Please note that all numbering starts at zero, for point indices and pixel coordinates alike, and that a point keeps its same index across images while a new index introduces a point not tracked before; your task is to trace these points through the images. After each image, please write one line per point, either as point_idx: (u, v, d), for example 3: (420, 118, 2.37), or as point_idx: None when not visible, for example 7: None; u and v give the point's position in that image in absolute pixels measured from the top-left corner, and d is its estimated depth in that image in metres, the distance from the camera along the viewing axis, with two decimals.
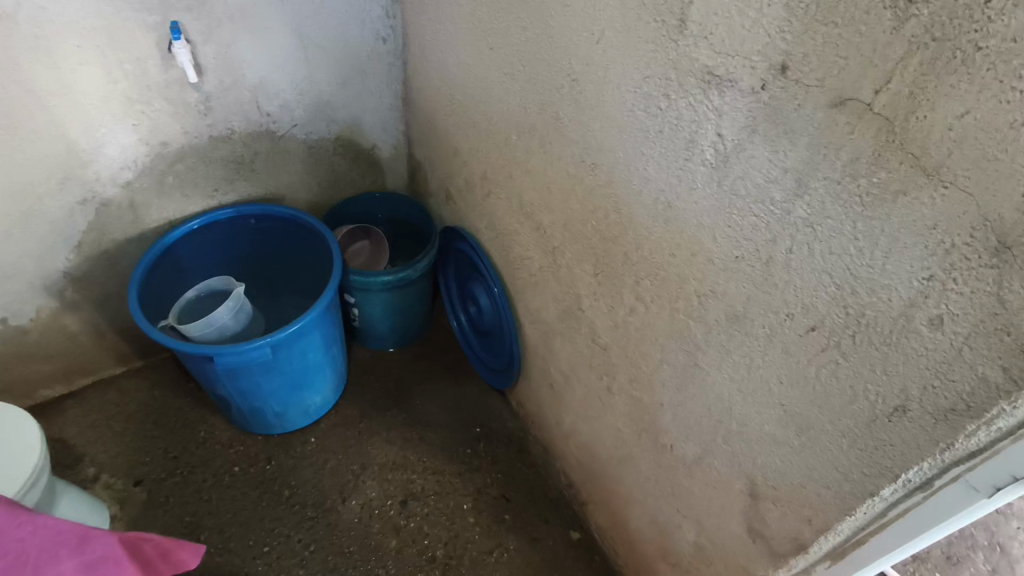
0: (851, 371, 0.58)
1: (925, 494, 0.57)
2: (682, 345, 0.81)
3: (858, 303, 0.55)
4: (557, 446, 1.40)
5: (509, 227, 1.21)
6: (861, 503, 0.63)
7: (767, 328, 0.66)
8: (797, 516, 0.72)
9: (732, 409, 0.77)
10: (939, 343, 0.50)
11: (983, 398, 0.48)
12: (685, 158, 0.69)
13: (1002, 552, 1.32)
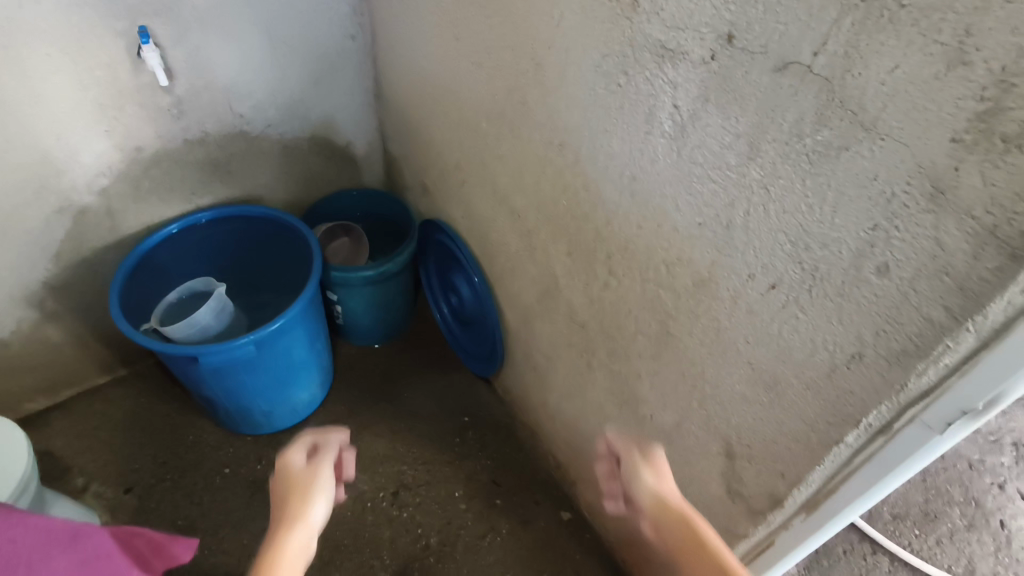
0: (810, 324, 0.61)
1: (885, 437, 0.60)
2: (655, 315, 0.84)
3: (812, 258, 0.58)
4: (544, 429, 1.42)
5: (485, 214, 1.23)
6: (828, 452, 0.66)
7: (732, 290, 0.69)
8: (771, 472, 0.75)
9: (704, 373, 0.79)
10: (887, 290, 0.52)
11: (929, 337, 0.51)
12: (646, 131, 0.71)
13: (978, 506, 1.37)
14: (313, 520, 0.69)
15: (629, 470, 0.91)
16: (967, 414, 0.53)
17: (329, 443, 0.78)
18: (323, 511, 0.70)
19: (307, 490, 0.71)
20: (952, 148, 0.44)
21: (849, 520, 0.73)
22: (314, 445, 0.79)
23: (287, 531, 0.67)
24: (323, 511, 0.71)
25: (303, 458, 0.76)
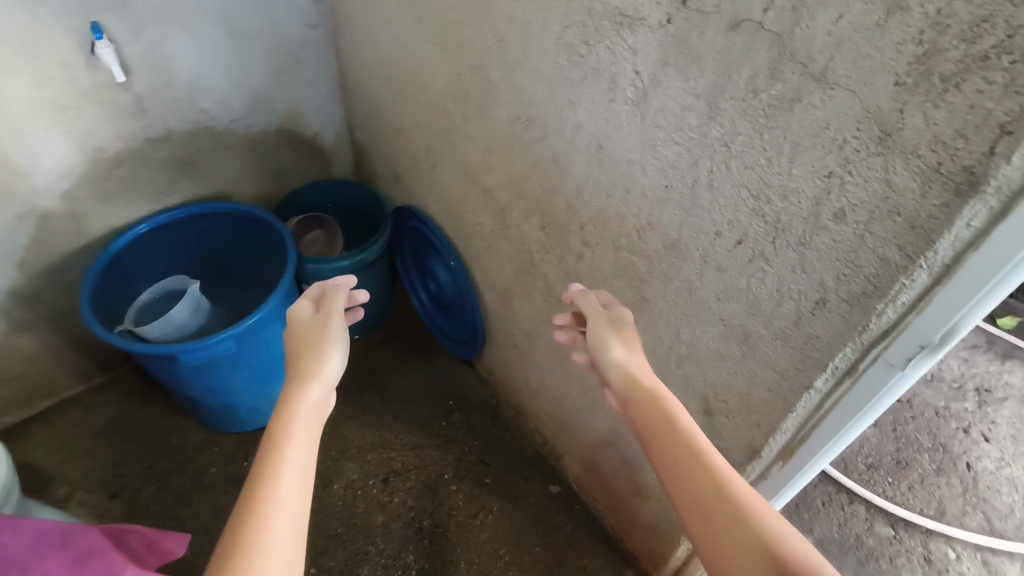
0: (776, 275, 0.63)
1: (851, 379, 0.63)
2: (629, 281, 0.86)
3: (774, 210, 0.60)
4: (529, 406, 1.45)
5: (457, 196, 1.24)
6: (799, 399, 0.69)
7: (701, 250, 0.71)
8: (747, 423, 0.78)
9: (679, 333, 0.82)
10: (845, 234, 0.55)
11: (886, 277, 0.54)
12: (610, 99, 0.73)
13: (945, 451, 1.48)
14: (329, 363, 0.71)
15: (592, 331, 0.78)
16: (926, 347, 0.56)
17: (333, 293, 0.79)
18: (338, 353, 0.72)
19: (318, 337, 0.73)
20: (896, 92, 0.46)
21: (824, 463, 0.76)
22: (319, 296, 0.80)
23: (303, 374, 0.68)
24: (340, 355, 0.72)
25: (312, 310, 0.77)
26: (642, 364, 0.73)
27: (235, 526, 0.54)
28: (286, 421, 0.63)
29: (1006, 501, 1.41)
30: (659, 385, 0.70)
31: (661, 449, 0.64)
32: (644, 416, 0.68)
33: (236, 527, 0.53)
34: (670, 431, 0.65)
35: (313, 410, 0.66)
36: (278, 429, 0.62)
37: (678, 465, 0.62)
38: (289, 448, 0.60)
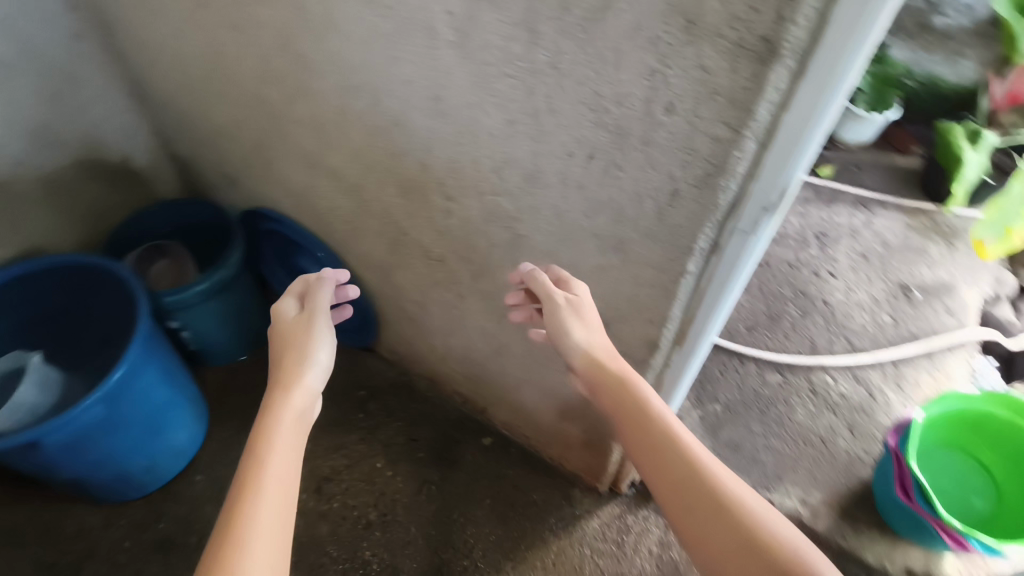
0: (631, 179, 0.67)
1: (716, 255, 0.69)
2: (501, 223, 0.87)
3: (613, 119, 0.62)
4: (440, 372, 1.45)
5: (305, 184, 1.17)
6: (678, 286, 0.74)
7: (558, 174, 0.73)
8: (641, 322, 0.83)
9: (560, 259, 0.84)
10: (678, 125, 0.59)
11: (722, 154, 0.58)
12: (431, 46, 0.71)
13: (806, 296, 1.69)
14: (316, 358, 0.78)
15: (548, 312, 0.79)
16: (771, 207, 0.62)
17: (318, 292, 0.85)
18: (324, 346, 0.79)
19: (307, 335, 0.80)
20: None
21: (712, 336, 0.83)
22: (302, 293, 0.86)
23: (290, 374, 0.76)
24: (327, 348, 0.80)
25: (296, 313, 0.83)
26: (609, 350, 0.77)
27: (230, 505, 0.63)
28: (273, 423, 0.71)
29: (859, 322, 1.64)
30: (630, 372, 0.74)
31: (643, 439, 0.69)
32: (623, 405, 0.72)
33: (225, 521, 0.61)
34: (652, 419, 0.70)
35: (295, 414, 0.73)
36: (260, 441, 0.69)
37: (664, 461, 0.67)
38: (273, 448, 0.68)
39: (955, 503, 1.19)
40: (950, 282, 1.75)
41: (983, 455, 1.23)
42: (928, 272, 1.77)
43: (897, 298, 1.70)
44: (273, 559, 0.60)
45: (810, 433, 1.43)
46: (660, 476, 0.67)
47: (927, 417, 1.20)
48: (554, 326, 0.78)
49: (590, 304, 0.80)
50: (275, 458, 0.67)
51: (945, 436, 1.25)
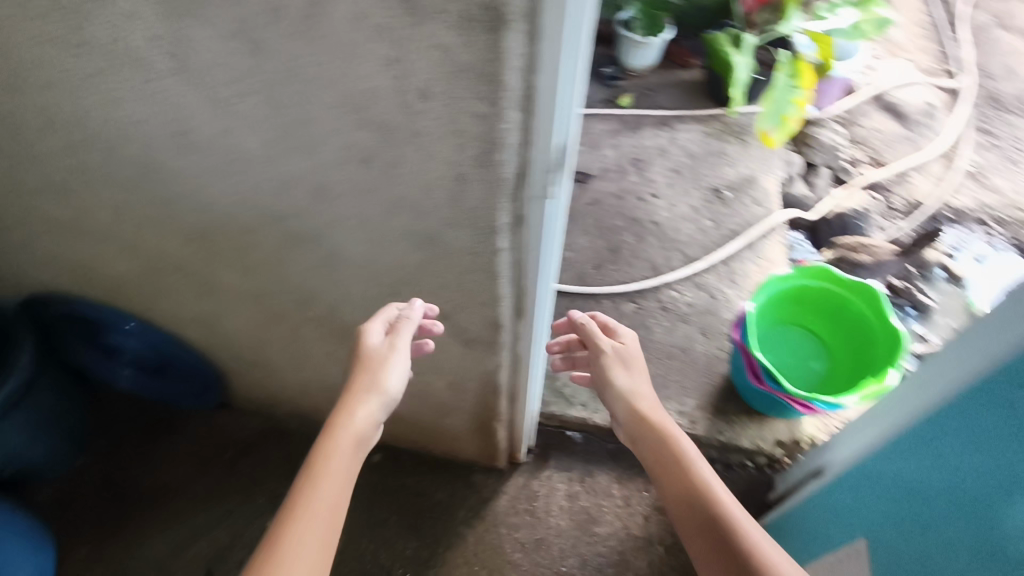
0: (413, 173, 0.63)
1: (521, 223, 0.68)
2: (304, 246, 0.80)
3: (372, 115, 0.58)
4: (306, 405, 1.36)
5: (75, 255, 1.01)
6: (497, 263, 0.73)
7: (341, 183, 0.67)
8: (476, 304, 0.82)
9: (377, 266, 0.79)
10: (437, 109, 0.55)
11: (489, 129, 0.56)
12: (149, 77, 0.61)
13: (636, 221, 1.79)
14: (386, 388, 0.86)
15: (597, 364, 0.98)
16: (558, 160, 0.61)
17: (402, 324, 0.84)
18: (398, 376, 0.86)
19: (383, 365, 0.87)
20: None
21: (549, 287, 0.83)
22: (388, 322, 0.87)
23: (356, 398, 0.84)
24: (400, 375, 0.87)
25: (383, 335, 0.86)
26: (650, 399, 0.94)
27: (288, 504, 0.76)
28: (332, 448, 0.81)
29: (687, 233, 1.76)
30: (670, 423, 0.91)
31: (669, 465, 0.86)
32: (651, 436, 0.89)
33: (284, 514, 0.75)
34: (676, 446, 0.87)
35: (357, 437, 0.83)
36: (320, 459, 0.80)
37: (684, 492, 0.83)
38: (328, 461, 0.80)
39: (794, 374, 1.34)
40: (751, 175, 1.92)
41: (805, 324, 1.39)
42: (732, 171, 1.93)
43: (712, 202, 1.85)
44: (314, 562, 0.72)
45: (670, 347, 1.53)
46: (678, 491, 0.83)
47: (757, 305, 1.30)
48: (601, 375, 0.97)
49: (639, 358, 0.99)
50: (327, 483, 0.77)
51: (774, 317, 1.38)
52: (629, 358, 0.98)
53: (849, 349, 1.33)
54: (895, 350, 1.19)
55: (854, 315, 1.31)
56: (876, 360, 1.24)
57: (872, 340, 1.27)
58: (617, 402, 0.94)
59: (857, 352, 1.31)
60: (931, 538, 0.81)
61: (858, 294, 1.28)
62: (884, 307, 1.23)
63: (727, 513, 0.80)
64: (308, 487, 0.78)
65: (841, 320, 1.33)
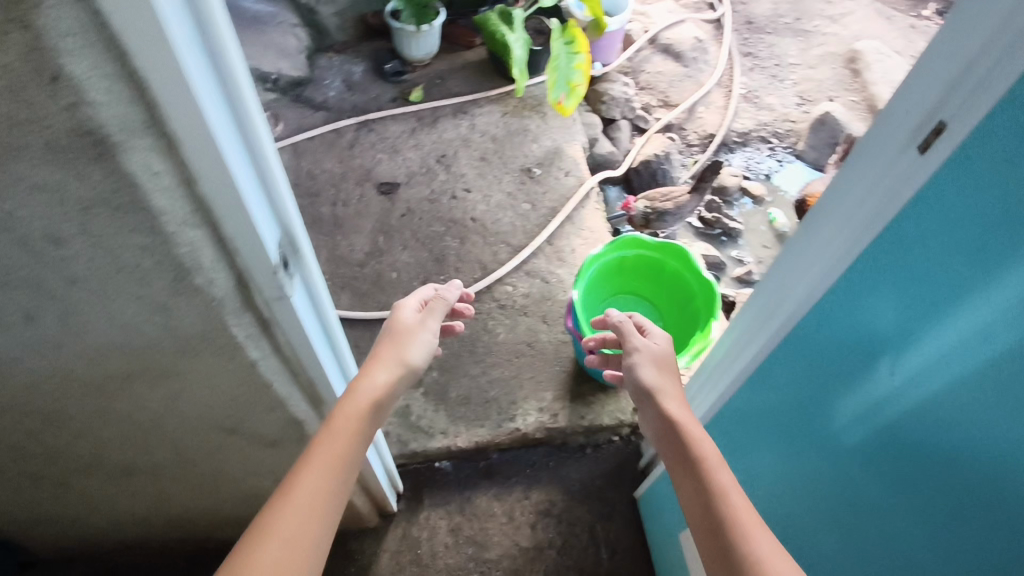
0: (105, 321, 0.50)
1: (272, 326, 0.58)
2: (18, 416, 0.63)
3: (8, 276, 0.44)
4: (131, 537, 1.17)
5: None
6: (263, 372, 0.62)
7: (18, 351, 0.52)
8: (263, 411, 0.71)
9: (124, 412, 0.65)
10: (89, 250, 0.43)
11: (169, 254, 0.45)
12: None
13: (455, 223, 1.71)
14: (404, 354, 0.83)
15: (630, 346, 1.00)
16: (284, 248, 0.53)
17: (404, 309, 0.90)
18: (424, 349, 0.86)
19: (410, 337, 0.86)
20: None
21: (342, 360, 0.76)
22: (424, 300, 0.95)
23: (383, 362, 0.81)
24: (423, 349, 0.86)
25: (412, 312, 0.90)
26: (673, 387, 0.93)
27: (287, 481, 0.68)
28: (339, 419, 0.73)
29: (508, 222, 1.73)
30: (688, 421, 0.87)
31: (681, 454, 0.82)
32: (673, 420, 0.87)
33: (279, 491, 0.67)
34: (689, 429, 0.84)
35: (369, 407, 0.76)
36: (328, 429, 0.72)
37: (686, 471, 0.79)
38: (329, 433, 0.71)
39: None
40: (556, 146, 1.92)
41: (625, 293, 1.44)
42: (537, 146, 1.92)
43: (524, 183, 1.82)
44: (311, 546, 0.65)
45: (516, 344, 1.51)
46: (683, 473, 0.80)
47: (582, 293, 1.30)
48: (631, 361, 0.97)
49: (668, 357, 0.99)
50: (328, 458, 0.69)
51: (598, 295, 1.40)
52: (660, 355, 0.99)
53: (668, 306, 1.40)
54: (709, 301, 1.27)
55: (666, 275, 1.37)
56: (693, 313, 1.31)
57: (685, 294, 1.34)
58: (636, 379, 0.95)
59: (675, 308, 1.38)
60: (816, 416, 0.75)
61: (665, 254, 1.33)
62: (690, 262, 1.30)
63: (722, 491, 0.75)
64: (313, 460, 0.70)
65: (656, 281, 1.39)
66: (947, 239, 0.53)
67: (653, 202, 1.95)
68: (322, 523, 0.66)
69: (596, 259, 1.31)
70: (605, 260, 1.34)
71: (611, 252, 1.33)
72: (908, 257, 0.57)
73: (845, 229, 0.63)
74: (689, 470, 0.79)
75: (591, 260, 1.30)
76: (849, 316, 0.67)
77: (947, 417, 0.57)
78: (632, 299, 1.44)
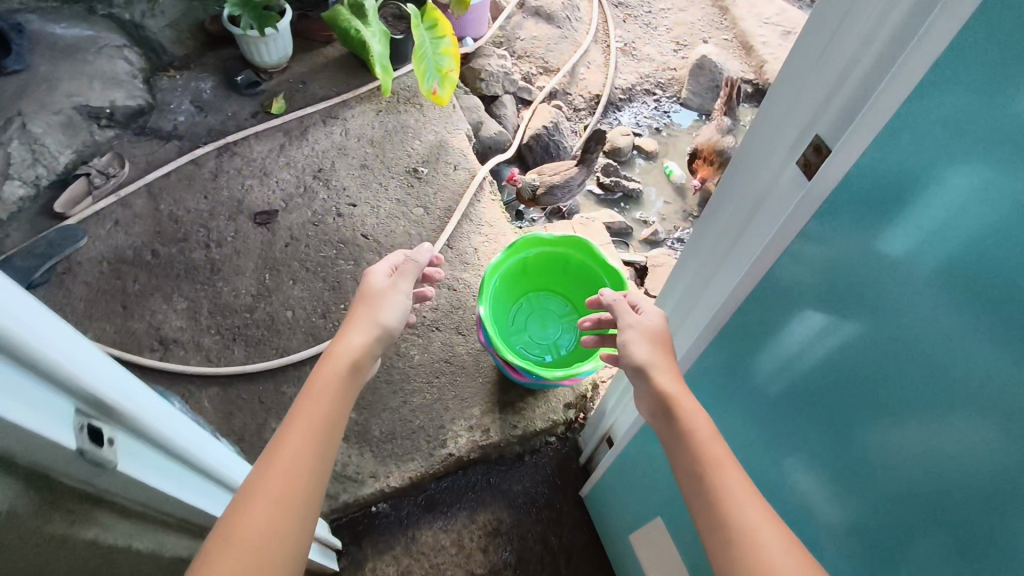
0: None
1: (106, 495, 0.50)
2: None
3: None
4: None
5: None
6: (126, 546, 0.54)
7: None
8: None
9: None
10: None
11: None
12: None
13: (346, 244, 1.59)
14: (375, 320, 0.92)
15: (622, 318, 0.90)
16: (93, 416, 0.47)
17: (376, 272, 1.00)
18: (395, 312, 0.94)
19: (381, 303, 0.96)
20: None
21: (217, 473, 0.69)
22: (394, 265, 1.05)
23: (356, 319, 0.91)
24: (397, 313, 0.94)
25: (383, 276, 1.00)
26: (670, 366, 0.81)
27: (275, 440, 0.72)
28: (324, 374, 0.81)
29: (403, 232, 1.63)
30: (687, 400, 0.76)
31: (678, 443, 0.72)
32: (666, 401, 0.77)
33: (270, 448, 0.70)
34: (685, 417, 0.73)
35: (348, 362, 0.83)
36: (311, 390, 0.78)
37: (687, 464, 0.70)
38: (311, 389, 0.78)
39: (549, 345, 1.36)
40: (439, 139, 1.82)
41: (537, 289, 1.40)
42: (420, 143, 1.80)
43: (413, 186, 1.71)
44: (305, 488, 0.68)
45: (434, 363, 1.44)
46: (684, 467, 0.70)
47: (487, 309, 1.25)
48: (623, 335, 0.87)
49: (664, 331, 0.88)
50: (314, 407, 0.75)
51: (508, 300, 1.37)
52: (655, 323, 0.88)
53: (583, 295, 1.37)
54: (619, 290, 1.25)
55: (574, 266, 1.33)
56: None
57: (596, 283, 1.31)
58: (627, 359, 0.84)
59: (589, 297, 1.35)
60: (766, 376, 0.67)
61: (568, 248, 1.29)
62: (594, 253, 1.26)
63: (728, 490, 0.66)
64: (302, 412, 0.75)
65: (566, 273, 1.36)
66: (870, 168, 0.49)
67: (544, 177, 1.85)
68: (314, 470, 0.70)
69: (498, 269, 1.27)
70: (508, 266, 1.29)
71: (512, 257, 1.29)
72: (856, 193, 0.51)
73: (795, 159, 0.59)
74: (690, 463, 0.70)
75: (492, 271, 1.25)
76: (760, 256, 0.63)
77: (892, 377, 0.51)
78: (546, 293, 1.41)
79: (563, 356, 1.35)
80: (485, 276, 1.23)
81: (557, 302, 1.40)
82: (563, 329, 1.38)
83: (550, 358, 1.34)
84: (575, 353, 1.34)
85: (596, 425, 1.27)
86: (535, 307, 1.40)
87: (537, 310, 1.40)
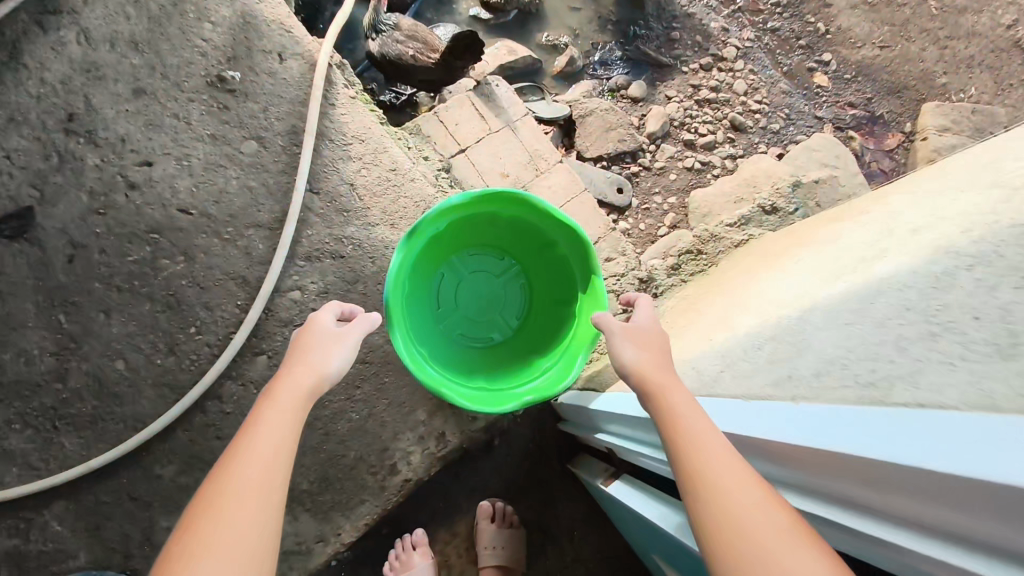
0: None
1: None
2: None
3: None
4: None
5: None
6: None
7: None
8: None
9: None
10: None
11: None
12: None
13: (160, 234, 1.07)
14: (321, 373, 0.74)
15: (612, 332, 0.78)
16: None
17: (325, 312, 0.83)
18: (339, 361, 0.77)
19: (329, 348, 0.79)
20: None
21: None
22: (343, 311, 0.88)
23: (310, 356, 0.76)
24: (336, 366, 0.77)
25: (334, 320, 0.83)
26: (659, 360, 0.70)
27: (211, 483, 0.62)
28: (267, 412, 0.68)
29: (239, 189, 1.10)
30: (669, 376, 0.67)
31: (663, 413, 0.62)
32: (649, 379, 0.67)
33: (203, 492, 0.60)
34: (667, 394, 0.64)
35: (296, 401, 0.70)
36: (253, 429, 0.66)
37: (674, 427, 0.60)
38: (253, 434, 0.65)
39: (489, 318, 1.02)
40: (240, 12, 1.12)
41: (462, 247, 1.00)
42: (212, 26, 1.11)
43: (227, 107, 1.11)
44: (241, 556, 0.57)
45: (349, 370, 1.06)
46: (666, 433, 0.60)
47: (403, 348, 0.83)
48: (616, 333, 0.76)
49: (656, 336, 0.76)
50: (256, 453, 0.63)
51: (427, 277, 0.97)
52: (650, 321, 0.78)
53: (527, 243, 0.99)
54: (582, 251, 0.87)
55: (510, 218, 0.93)
56: (565, 261, 0.93)
57: (546, 237, 0.93)
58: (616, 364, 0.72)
59: (538, 248, 0.98)
60: None
61: (499, 202, 0.88)
62: (538, 207, 0.86)
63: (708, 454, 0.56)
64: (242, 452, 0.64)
65: (500, 223, 0.96)
66: None
67: (393, 36, 1.31)
68: (254, 533, 0.58)
69: (404, 262, 0.85)
70: (418, 249, 0.88)
71: (421, 237, 0.87)
72: None
73: None
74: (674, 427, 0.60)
75: (397, 271, 0.84)
76: None
77: None
78: (475, 248, 1.01)
79: (513, 328, 1.03)
80: (388, 284, 0.83)
81: (493, 256, 1.02)
82: (507, 290, 1.03)
83: (499, 337, 1.02)
84: (532, 321, 1.02)
85: (585, 421, 0.97)
86: (465, 271, 1.02)
87: (468, 274, 1.02)
